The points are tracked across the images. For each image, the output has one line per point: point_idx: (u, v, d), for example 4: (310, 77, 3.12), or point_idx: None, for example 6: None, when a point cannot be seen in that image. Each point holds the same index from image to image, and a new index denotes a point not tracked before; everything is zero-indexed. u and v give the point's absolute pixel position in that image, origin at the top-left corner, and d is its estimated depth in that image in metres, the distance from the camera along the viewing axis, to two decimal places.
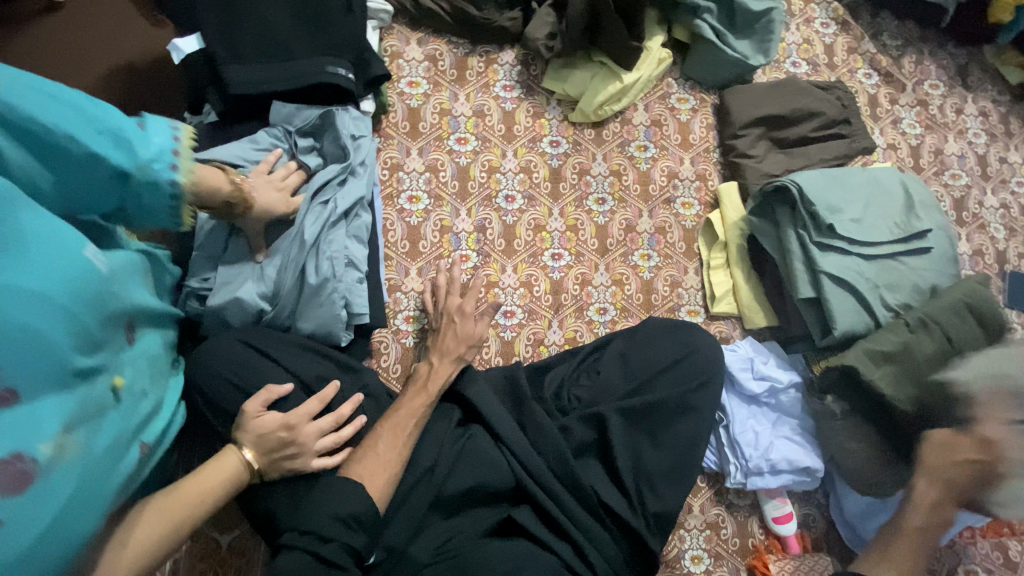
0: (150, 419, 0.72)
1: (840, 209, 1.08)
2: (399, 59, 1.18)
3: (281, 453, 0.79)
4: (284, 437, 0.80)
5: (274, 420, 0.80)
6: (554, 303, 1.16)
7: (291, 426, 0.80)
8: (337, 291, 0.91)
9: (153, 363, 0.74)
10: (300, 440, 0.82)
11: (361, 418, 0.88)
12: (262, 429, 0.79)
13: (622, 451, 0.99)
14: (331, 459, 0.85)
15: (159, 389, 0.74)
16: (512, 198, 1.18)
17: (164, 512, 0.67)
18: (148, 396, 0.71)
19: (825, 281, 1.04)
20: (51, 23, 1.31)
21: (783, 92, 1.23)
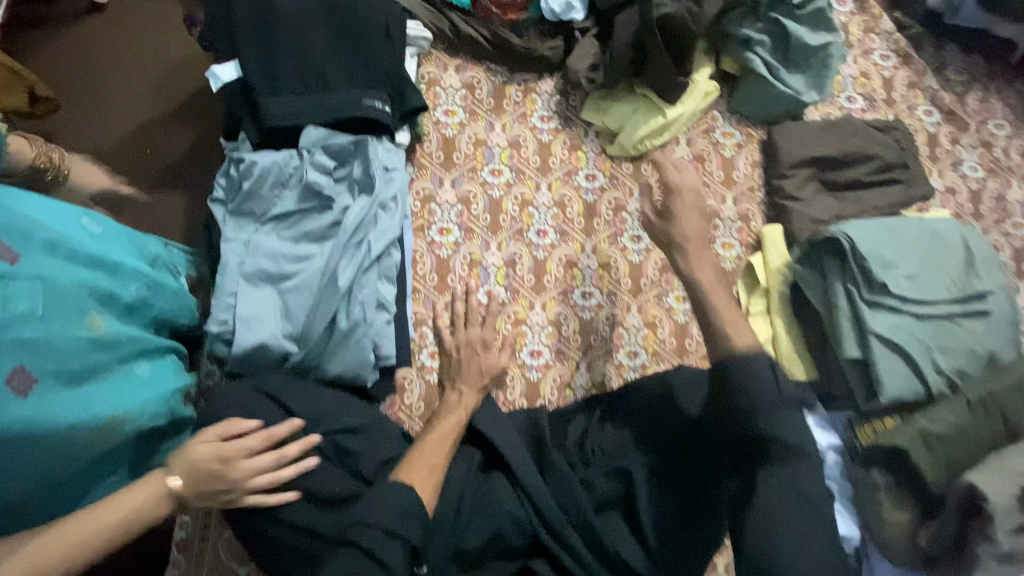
0: (65, 348, 0.76)
1: (893, 264, 1.02)
2: (437, 86, 1.15)
3: (211, 487, 0.79)
4: (215, 469, 0.79)
5: (207, 452, 0.80)
6: (583, 343, 1.12)
7: (224, 459, 0.80)
8: (366, 336, 0.91)
9: (73, 298, 0.79)
10: (239, 478, 0.81)
11: (308, 462, 0.85)
12: (196, 456, 0.79)
13: (646, 511, 0.92)
14: (270, 499, 0.84)
15: (71, 323, 0.78)
16: (544, 233, 1.15)
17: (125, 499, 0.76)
18: (47, 321, 0.76)
19: (873, 342, 0.98)
20: (147, 87, 1.65)
21: (838, 132, 1.16)
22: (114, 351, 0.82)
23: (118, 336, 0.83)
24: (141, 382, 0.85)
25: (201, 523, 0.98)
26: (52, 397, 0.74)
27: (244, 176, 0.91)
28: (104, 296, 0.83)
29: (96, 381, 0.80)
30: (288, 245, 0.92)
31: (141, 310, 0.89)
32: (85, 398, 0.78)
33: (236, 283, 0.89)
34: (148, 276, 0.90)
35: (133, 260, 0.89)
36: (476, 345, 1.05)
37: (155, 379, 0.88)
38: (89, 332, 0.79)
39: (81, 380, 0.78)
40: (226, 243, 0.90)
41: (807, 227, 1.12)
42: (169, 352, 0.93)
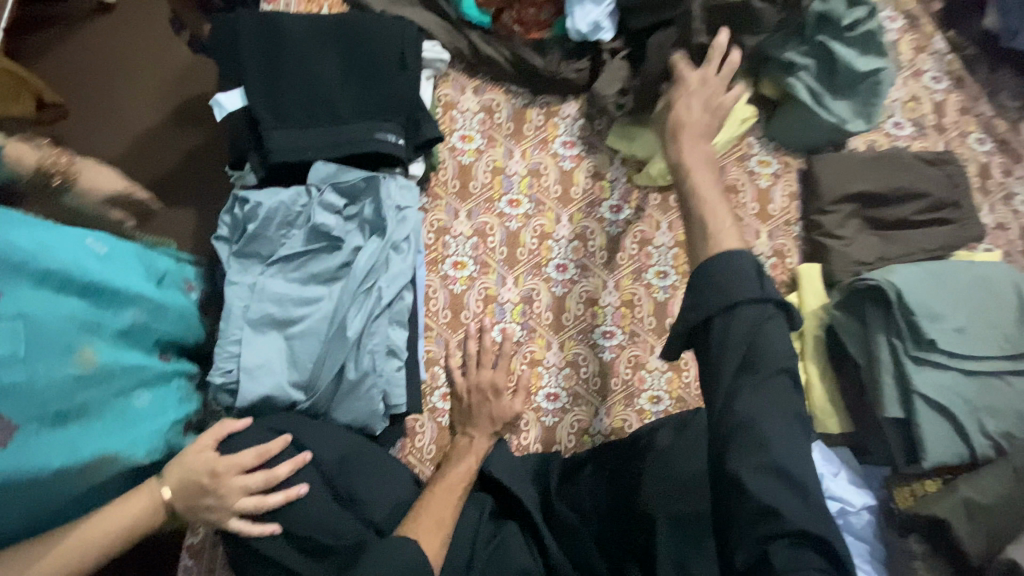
0: (48, 393, 0.68)
1: (942, 316, 0.94)
2: (453, 110, 1.09)
3: (197, 501, 0.77)
4: (205, 483, 0.78)
5: (204, 462, 0.78)
6: (602, 387, 1.05)
7: (215, 474, 0.78)
8: (376, 387, 0.86)
9: (60, 332, 0.70)
10: (228, 495, 0.79)
11: (299, 490, 0.83)
12: (188, 468, 0.78)
13: (663, 554, 0.81)
14: (252, 527, 0.81)
15: (56, 363, 0.69)
16: (564, 267, 1.08)
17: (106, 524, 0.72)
18: (31, 363, 0.67)
19: (917, 402, 0.91)
20: (151, 91, 1.59)
21: (884, 165, 1.07)
22: (106, 388, 0.75)
23: (111, 371, 0.75)
24: (137, 417, 0.79)
25: (206, 568, 0.94)
26: (34, 445, 0.67)
27: (249, 218, 0.87)
28: (96, 326, 0.75)
29: (85, 420, 0.73)
30: (294, 289, 0.87)
31: (140, 335, 0.80)
32: (71, 441, 0.71)
33: (240, 330, 0.85)
34: (150, 300, 0.81)
35: (135, 283, 0.79)
36: (487, 390, 1.00)
37: (152, 411, 0.81)
38: (77, 372, 0.71)
39: (69, 419, 0.71)
40: (230, 287, 0.86)
41: (848, 268, 1.04)
42: (173, 376, 0.85)
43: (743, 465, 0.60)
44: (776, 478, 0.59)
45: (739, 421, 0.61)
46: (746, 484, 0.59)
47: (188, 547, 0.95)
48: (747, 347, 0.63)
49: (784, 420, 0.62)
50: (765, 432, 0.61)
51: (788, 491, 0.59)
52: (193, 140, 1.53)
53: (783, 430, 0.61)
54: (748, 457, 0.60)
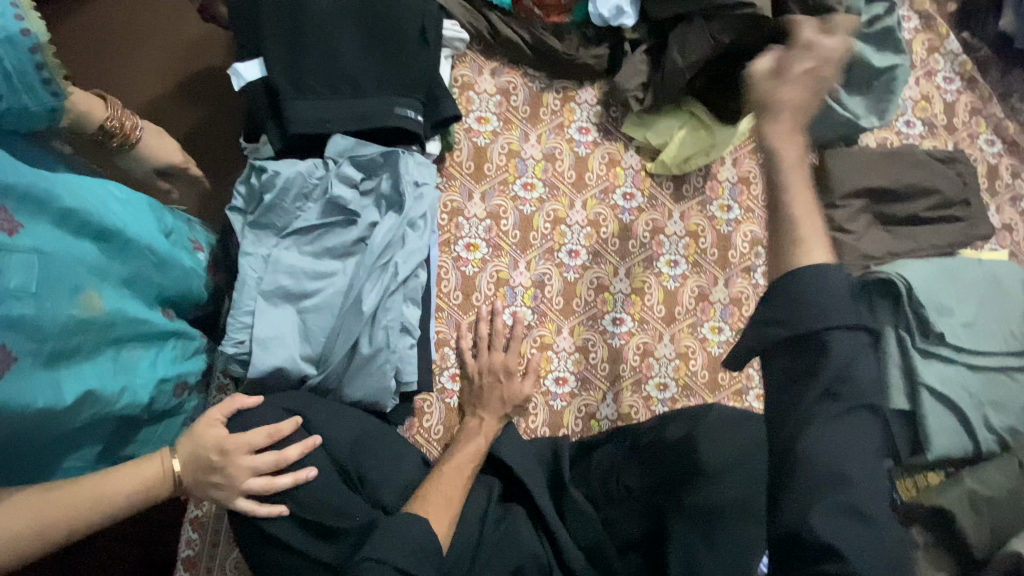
0: (51, 334, 0.65)
1: (950, 310, 0.96)
2: (470, 90, 1.08)
3: (205, 478, 0.76)
4: (215, 461, 0.76)
5: (214, 438, 0.77)
6: (611, 373, 1.05)
7: (224, 451, 0.76)
8: (389, 362, 0.86)
9: (69, 272, 0.68)
10: (235, 477, 0.77)
11: (307, 472, 0.81)
12: (203, 440, 0.77)
13: (673, 552, 0.80)
14: (260, 508, 0.79)
15: (64, 304, 0.66)
16: (576, 253, 1.08)
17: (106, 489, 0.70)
18: (40, 300, 0.64)
19: (923, 394, 0.92)
20: (158, 64, 1.58)
21: (896, 161, 1.09)
22: (104, 336, 0.72)
23: (113, 320, 0.72)
24: (130, 370, 0.76)
25: (210, 541, 0.93)
26: (30, 385, 0.63)
27: (265, 187, 0.85)
28: (104, 272, 0.72)
29: (79, 366, 0.70)
30: (310, 262, 0.86)
31: (144, 287, 0.78)
32: (64, 385, 0.67)
33: (254, 302, 0.84)
34: (158, 253, 0.79)
35: (146, 233, 0.78)
36: (499, 372, 1.00)
37: (146, 367, 0.78)
38: (81, 316, 0.68)
39: (65, 364, 0.68)
40: (245, 258, 0.84)
41: (858, 262, 1.04)
42: (173, 336, 0.83)
43: (820, 513, 0.51)
44: (847, 522, 0.51)
45: (815, 453, 0.53)
46: (810, 527, 0.51)
47: (192, 519, 0.94)
48: (831, 369, 0.54)
49: (864, 462, 0.53)
50: (829, 455, 0.52)
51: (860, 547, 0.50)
52: (202, 117, 1.54)
53: (859, 467, 0.53)
54: (826, 503, 0.52)
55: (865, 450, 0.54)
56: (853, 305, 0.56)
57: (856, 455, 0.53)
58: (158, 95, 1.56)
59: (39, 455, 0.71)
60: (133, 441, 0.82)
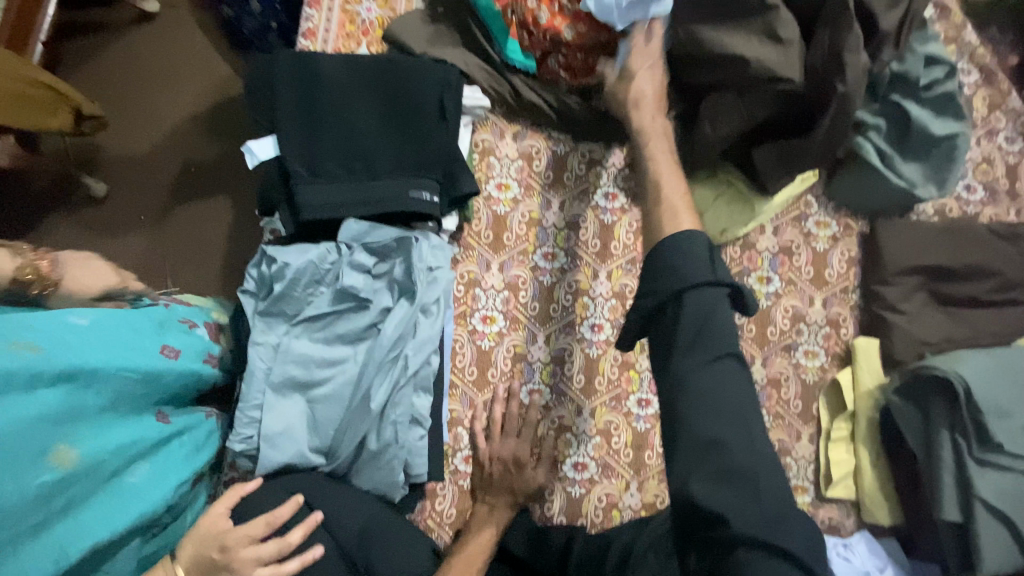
0: (30, 505, 0.70)
1: (1010, 414, 0.86)
2: (490, 156, 1.03)
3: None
4: (216, 558, 0.76)
5: (218, 533, 0.78)
6: (635, 460, 0.99)
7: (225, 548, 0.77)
8: (397, 457, 0.83)
9: (31, 435, 0.71)
10: (243, 569, 0.77)
11: (315, 552, 0.80)
12: (210, 531, 0.78)
13: None
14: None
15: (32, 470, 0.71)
16: (599, 328, 1.03)
17: None
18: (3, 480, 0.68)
19: (979, 509, 0.83)
20: (187, 105, 1.60)
21: (957, 237, 0.99)
22: (92, 475, 0.76)
23: (93, 460, 0.76)
24: (135, 490, 0.81)
25: None
26: (23, 556, 0.70)
27: (275, 276, 0.83)
28: (74, 415, 0.76)
29: (73, 513, 0.75)
30: (320, 350, 0.84)
31: (131, 405, 0.82)
32: (62, 540, 0.73)
33: (262, 395, 0.81)
34: (137, 374, 0.82)
35: (118, 360, 0.80)
36: (508, 463, 0.94)
37: (154, 479, 0.83)
38: (56, 472, 0.72)
39: (56, 519, 0.73)
40: (254, 348, 0.82)
41: (911, 349, 0.97)
42: (173, 436, 0.87)
43: (692, 475, 0.56)
44: (727, 488, 0.55)
45: (689, 422, 0.58)
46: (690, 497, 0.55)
47: None
48: (693, 331, 0.60)
49: (735, 416, 0.57)
50: (697, 394, 0.58)
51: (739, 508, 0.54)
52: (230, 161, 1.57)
53: (735, 431, 0.57)
54: (698, 460, 0.56)
55: (731, 395, 0.58)
56: (709, 266, 0.61)
57: (729, 410, 0.57)
58: (185, 137, 1.58)
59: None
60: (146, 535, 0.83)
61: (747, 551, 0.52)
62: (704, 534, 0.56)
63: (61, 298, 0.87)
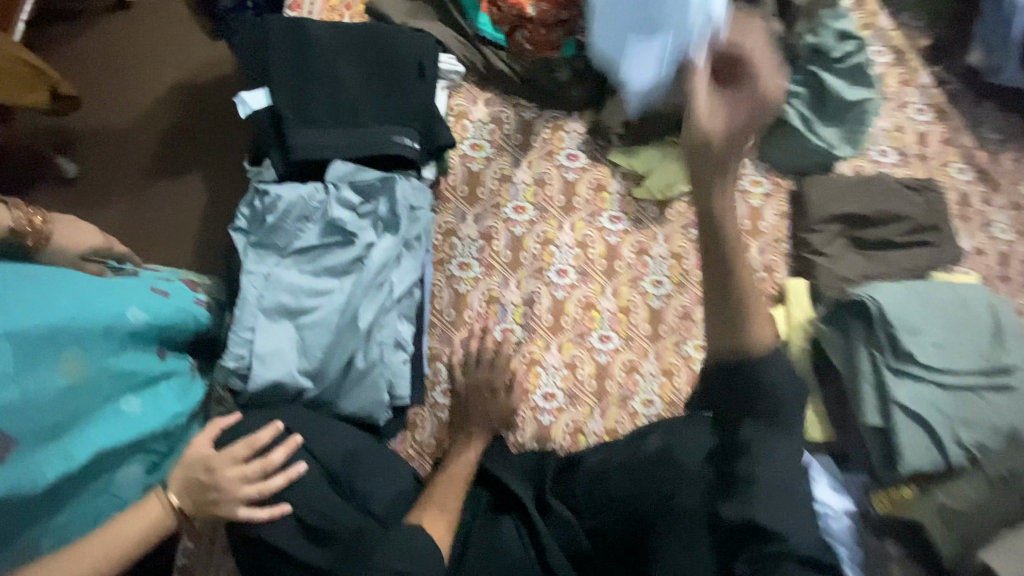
0: (44, 408, 0.76)
1: (919, 330, 1.00)
2: (465, 119, 1.15)
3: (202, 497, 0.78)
4: (203, 479, 0.79)
5: (201, 456, 0.80)
6: (597, 390, 1.09)
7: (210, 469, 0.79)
8: (382, 377, 0.90)
9: (46, 346, 0.77)
10: (228, 488, 0.79)
11: (296, 469, 0.81)
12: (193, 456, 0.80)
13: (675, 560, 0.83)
14: (261, 512, 0.80)
15: (48, 377, 0.77)
16: (565, 273, 1.13)
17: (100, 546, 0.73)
18: (21, 380, 0.75)
19: (895, 411, 0.97)
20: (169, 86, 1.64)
21: (871, 188, 1.14)
22: (94, 394, 0.81)
23: (99, 378, 0.82)
24: (128, 420, 0.84)
25: (205, 549, 0.97)
26: (32, 458, 0.75)
27: (268, 209, 0.91)
28: (84, 335, 0.80)
29: (79, 428, 0.80)
30: (308, 280, 0.91)
31: (133, 342, 0.86)
32: (65, 449, 0.78)
33: (255, 319, 0.88)
34: (140, 309, 0.86)
35: (126, 292, 0.86)
36: (483, 390, 1.03)
37: (147, 412, 0.86)
38: (65, 382, 0.78)
39: (66, 428, 0.79)
40: (247, 276, 0.89)
41: (835, 284, 1.10)
42: (162, 377, 0.90)
43: (761, 511, 0.62)
44: (785, 511, 0.63)
45: (754, 466, 0.64)
46: (755, 520, 0.62)
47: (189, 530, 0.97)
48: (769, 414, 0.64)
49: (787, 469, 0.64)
50: (763, 453, 0.63)
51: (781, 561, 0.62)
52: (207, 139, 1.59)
53: (792, 472, 0.64)
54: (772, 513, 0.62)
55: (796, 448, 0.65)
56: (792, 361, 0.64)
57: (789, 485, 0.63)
58: (164, 115, 1.62)
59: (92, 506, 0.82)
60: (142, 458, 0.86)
61: (794, 561, 0.62)
62: (757, 547, 0.63)
63: (61, 246, 0.87)
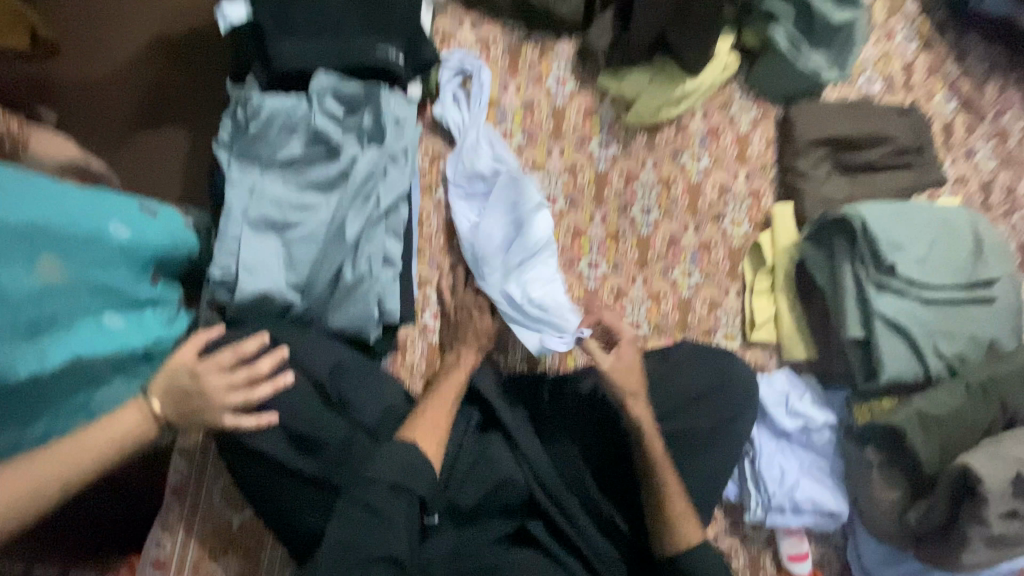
0: (19, 305, 0.73)
1: (902, 246, 1.01)
2: (450, 42, 1.14)
3: (186, 404, 0.75)
4: (188, 386, 0.76)
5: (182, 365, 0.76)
6: (586, 313, 1.11)
7: (195, 375, 0.76)
8: (371, 291, 0.89)
9: (25, 244, 0.75)
10: (214, 395, 0.77)
11: (286, 377, 0.81)
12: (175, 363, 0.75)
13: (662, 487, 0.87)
14: (247, 421, 0.79)
15: (24, 276, 0.74)
16: (553, 200, 1.13)
17: (63, 457, 0.67)
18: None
19: (877, 323, 0.99)
20: None
21: (856, 111, 1.15)
22: (74, 301, 0.79)
23: (77, 286, 0.79)
24: (107, 334, 0.82)
25: (197, 469, 0.98)
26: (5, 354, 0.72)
27: (251, 120, 0.90)
28: (69, 241, 0.78)
29: (56, 332, 0.77)
30: (294, 194, 0.90)
31: (124, 261, 0.84)
32: (41, 350, 0.75)
33: (240, 232, 0.87)
34: (127, 227, 0.84)
35: (109, 208, 0.84)
36: (472, 308, 1.02)
37: (127, 332, 0.85)
38: (42, 283, 0.75)
39: (43, 331, 0.76)
40: (230, 187, 0.88)
41: (817, 206, 1.12)
42: (148, 305, 0.89)
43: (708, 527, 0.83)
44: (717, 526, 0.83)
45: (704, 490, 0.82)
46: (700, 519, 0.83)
47: (180, 449, 0.99)
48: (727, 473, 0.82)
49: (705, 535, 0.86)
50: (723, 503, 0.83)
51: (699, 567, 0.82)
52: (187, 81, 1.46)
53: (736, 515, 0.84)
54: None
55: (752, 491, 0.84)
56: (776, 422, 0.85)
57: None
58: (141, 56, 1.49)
59: (67, 421, 0.79)
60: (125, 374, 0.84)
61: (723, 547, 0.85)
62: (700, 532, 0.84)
63: (40, 155, 0.87)
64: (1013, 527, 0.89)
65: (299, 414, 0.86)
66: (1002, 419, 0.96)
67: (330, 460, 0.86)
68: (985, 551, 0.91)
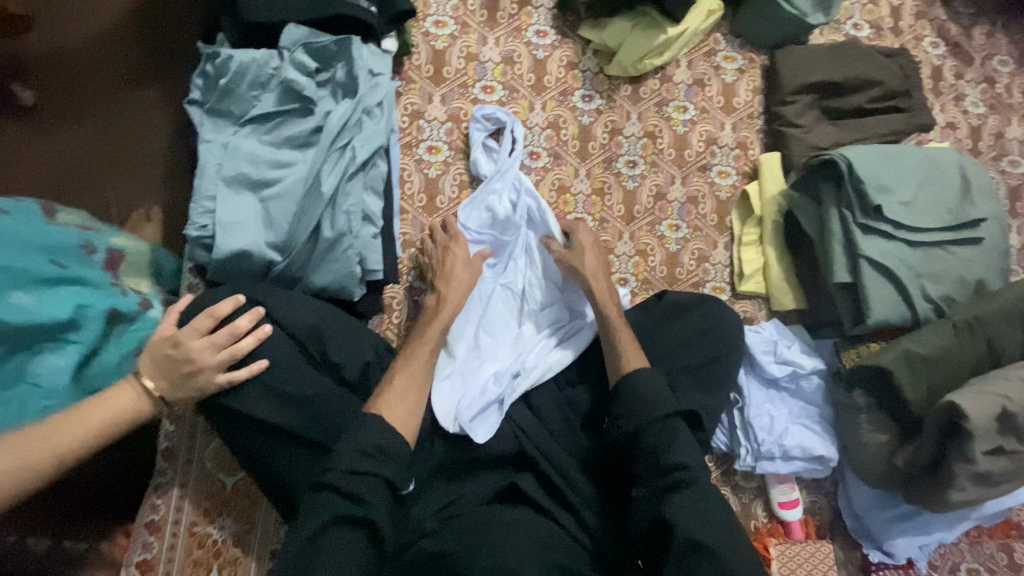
0: None
1: (889, 189, 1.00)
2: None
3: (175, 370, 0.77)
4: (171, 354, 0.77)
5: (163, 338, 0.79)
6: None
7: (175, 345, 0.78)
8: (352, 248, 0.89)
9: None
10: (199, 359, 0.78)
11: (266, 328, 0.83)
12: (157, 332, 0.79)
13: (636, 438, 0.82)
14: (238, 372, 0.80)
15: None
16: (537, 155, 1.11)
17: (59, 432, 0.70)
18: None
19: (863, 266, 0.98)
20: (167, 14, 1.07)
21: (842, 56, 1.14)
22: None
23: None
24: (17, 311, 0.75)
25: (188, 433, 0.99)
26: None
27: (221, 72, 0.89)
28: None
29: None
30: (268, 150, 0.89)
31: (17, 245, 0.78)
32: None
33: (216, 191, 0.86)
34: None
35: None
36: None
37: (42, 309, 0.77)
38: None
39: None
40: (204, 145, 0.88)
41: (805, 154, 1.10)
42: (66, 284, 0.81)
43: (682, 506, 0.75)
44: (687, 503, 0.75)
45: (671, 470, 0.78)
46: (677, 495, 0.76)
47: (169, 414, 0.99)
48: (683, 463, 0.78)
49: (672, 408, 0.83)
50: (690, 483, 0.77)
51: (670, 445, 0.79)
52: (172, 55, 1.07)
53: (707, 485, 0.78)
54: (689, 523, 0.73)
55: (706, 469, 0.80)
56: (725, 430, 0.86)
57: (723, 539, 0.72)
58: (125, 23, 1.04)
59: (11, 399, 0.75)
60: (71, 348, 0.79)
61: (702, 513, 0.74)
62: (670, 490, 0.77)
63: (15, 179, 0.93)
64: (999, 463, 0.89)
65: (276, 373, 0.83)
66: (988, 359, 0.96)
67: (314, 416, 0.83)
68: (973, 489, 0.91)
